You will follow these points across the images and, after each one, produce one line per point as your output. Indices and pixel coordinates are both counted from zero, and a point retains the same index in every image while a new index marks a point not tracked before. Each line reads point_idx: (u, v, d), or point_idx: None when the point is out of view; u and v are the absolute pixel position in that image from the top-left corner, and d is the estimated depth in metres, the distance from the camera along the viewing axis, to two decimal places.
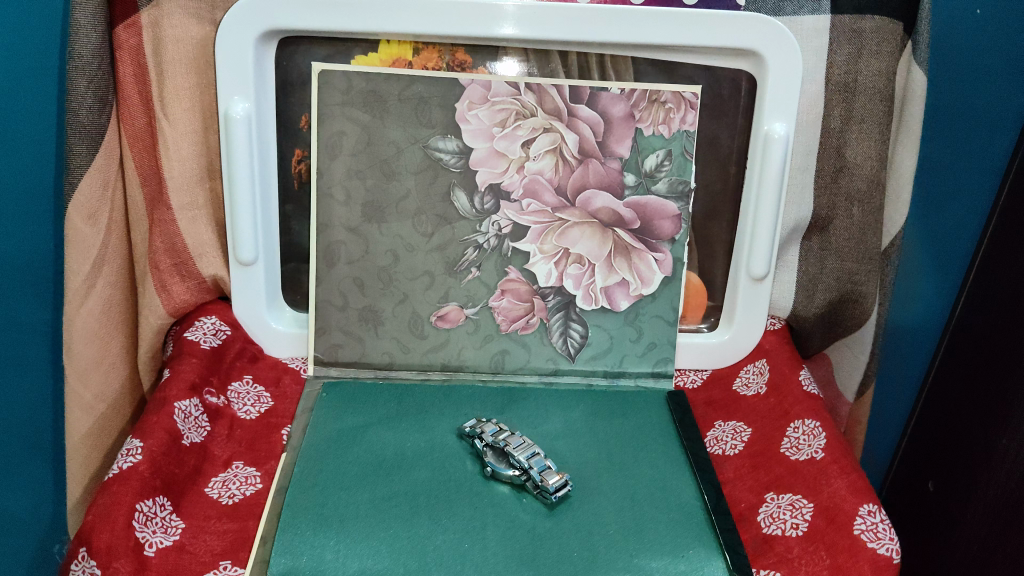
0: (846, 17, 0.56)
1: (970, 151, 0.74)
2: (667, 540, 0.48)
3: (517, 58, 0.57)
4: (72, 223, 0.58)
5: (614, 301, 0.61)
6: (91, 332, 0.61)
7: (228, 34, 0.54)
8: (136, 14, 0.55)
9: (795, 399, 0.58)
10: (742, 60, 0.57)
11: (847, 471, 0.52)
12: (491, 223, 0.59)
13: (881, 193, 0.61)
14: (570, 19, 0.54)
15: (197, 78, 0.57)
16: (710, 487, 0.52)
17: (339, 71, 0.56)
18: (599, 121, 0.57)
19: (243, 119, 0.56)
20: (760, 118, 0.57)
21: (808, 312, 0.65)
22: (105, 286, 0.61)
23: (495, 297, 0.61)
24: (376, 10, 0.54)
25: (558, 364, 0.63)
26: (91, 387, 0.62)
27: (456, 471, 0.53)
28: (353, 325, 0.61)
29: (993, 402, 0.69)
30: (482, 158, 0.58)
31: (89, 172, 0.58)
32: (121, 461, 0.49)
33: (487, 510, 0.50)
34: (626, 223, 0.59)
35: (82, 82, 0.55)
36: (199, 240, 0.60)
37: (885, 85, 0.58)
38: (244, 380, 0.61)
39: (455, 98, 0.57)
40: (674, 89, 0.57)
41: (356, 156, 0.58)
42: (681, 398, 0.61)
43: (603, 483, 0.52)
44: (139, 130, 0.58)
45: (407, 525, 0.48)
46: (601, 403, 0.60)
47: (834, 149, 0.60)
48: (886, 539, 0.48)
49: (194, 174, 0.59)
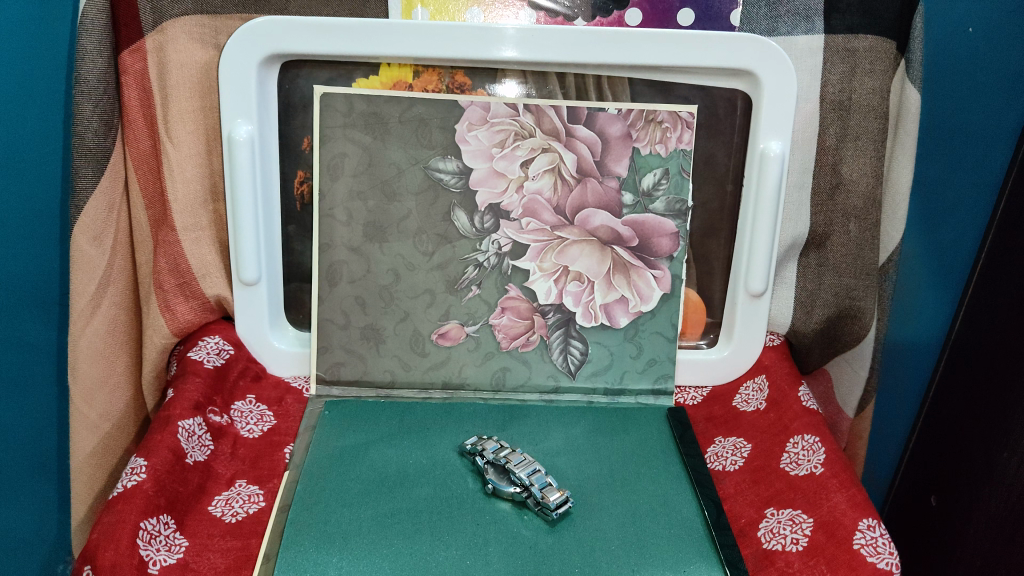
0: (839, 37, 0.57)
1: (967, 167, 0.74)
2: (668, 556, 0.49)
3: (516, 80, 0.58)
4: (78, 245, 0.59)
5: (614, 318, 0.62)
6: (96, 352, 0.62)
7: (232, 59, 0.55)
8: (141, 39, 0.56)
9: (795, 414, 0.59)
10: (737, 80, 0.58)
11: (846, 485, 0.52)
12: (491, 241, 0.60)
13: (876, 209, 0.61)
14: (566, 40, 0.55)
15: (200, 101, 0.57)
16: (710, 503, 0.53)
17: (341, 94, 0.57)
18: (596, 141, 0.58)
19: (246, 141, 0.56)
20: (756, 136, 0.58)
21: (807, 328, 0.65)
22: (110, 306, 0.62)
23: (496, 314, 0.62)
24: (377, 33, 0.55)
25: (559, 382, 0.63)
26: (96, 407, 0.63)
27: (458, 488, 0.53)
28: (356, 343, 0.62)
29: (994, 416, 0.69)
30: (482, 178, 0.59)
31: (95, 194, 0.59)
32: (126, 480, 0.49)
33: (488, 526, 0.50)
34: (624, 240, 0.60)
35: (88, 106, 0.57)
36: (202, 260, 0.61)
37: (879, 102, 0.58)
38: (247, 399, 0.61)
39: (455, 119, 0.58)
40: (671, 109, 0.58)
41: (358, 177, 0.59)
42: (681, 415, 0.61)
43: (604, 499, 0.53)
44: (143, 153, 0.59)
45: (409, 542, 0.49)
46: (601, 420, 0.61)
47: (830, 166, 0.60)
48: (886, 554, 0.48)
49: (198, 196, 0.60)
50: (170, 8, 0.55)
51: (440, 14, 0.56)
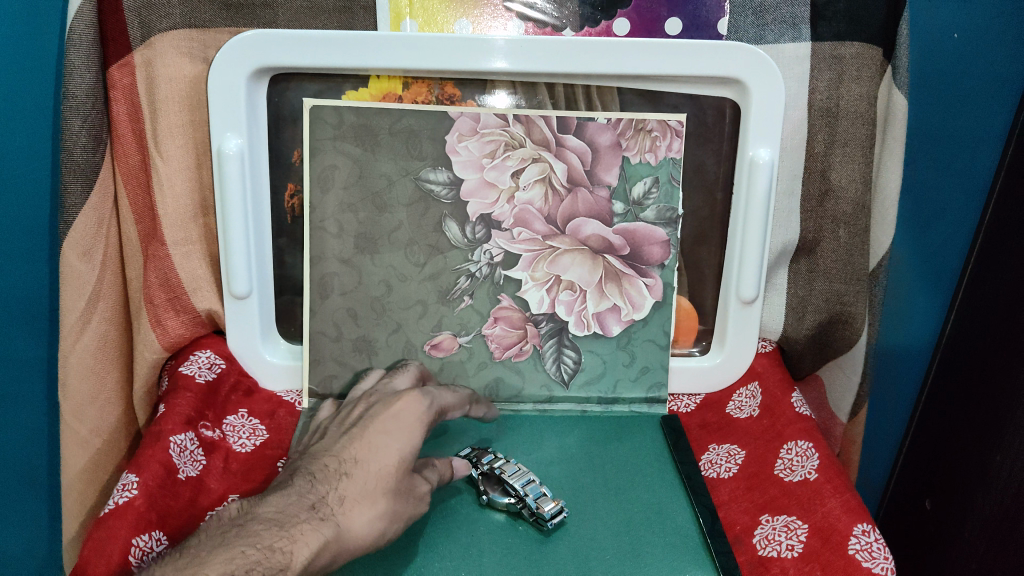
0: (826, 44, 0.57)
1: (955, 172, 0.75)
2: (662, 564, 0.49)
3: (506, 91, 0.58)
4: (67, 260, 0.59)
5: (607, 327, 0.62)
6: (87, 367, 0.61)
7: (219, 73, 0.55)
8: (130, 53, 0.56)
9: (788, 421, 0.59)
10: (725, 88, 0.58)
11: (840, 491, 0.53)
12: (482, 252, 0.60)
13: (866, 215, 0.61)
14: (554, 50, 0.55)
15: (189, 115, 0.57)
16: (705, 510, 0.52)
17: (329, 106, 0.57)
18: (586, 151, 0.58)
19: (235, 154, 0.56)
20: (744, 143, 0.58)
21: (798, 334, 0.66)
22: (100, 322, 0.61)
23: (488, 324, 0.61)
24: (365, 46, 0.55)
25: (552, 392, 0.63)
26: (87, 423, 0.62)
27: (453, 500, 0.53)
28: (348, 355, 0.61)
29: (988, 419, 0.69)
30: (473, 188, 0.59)
31: (84, 210, 0.58)
32: (117, 496, 0.49)
33: (485, 538, 0.50)
34: (615, 249, 0.60)
35: (76, 121, 0.56)
36: (193, 274, 0.61)
37: (867, 109, 0.59)
38: (239, 413, 0.61)
39: (445, 130, 0.58)
40: (660, 118, 0.58)
41: (348, 189, 0.59)
42: (675, 424, 0.62)
43: (599, 508, 0.53)
44: (133, 167, 0.59)
45: (404, 555, 0.48)
46: (595, 430, 0.61)
47: (819, 173, 0.60)
48: (881, 558, 0.48)
49: (188, 211, 0.60)
50: (158, 22, 0.55)
51: (429, 26, 0.57)
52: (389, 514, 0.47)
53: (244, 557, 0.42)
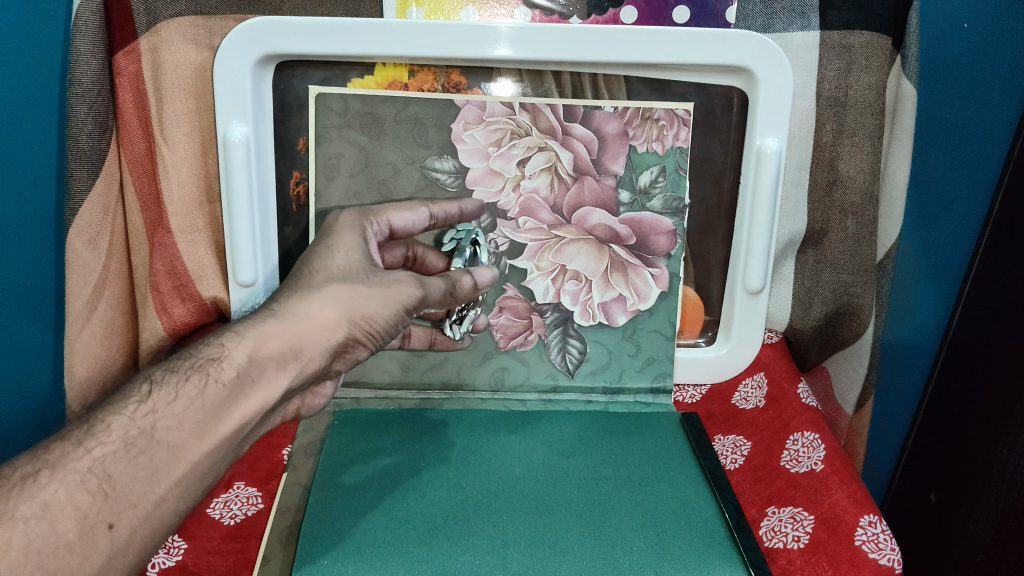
0: (835, 33, 0.57)
1: (963, 162, 0.74)
2: (689, 558, 0.47)
3: (511, 79, 0.58)
4: (73, 248, 0.58)
5: (612, 317, 0.62)
6: (93, 355, 0.61)
7: (225, 61, 0.55)
8: (136, 40, 0.56)
9: (794, 412, 0.60)
10: (733, 77, 0.57)
11: (847, 482, 0.53)
12: (488, 241, 0.60)
13: (874, 206, 0.61)
14: (559, 39, 0.54)
15: (195, 102, 0.57)
16: (730, 506, 0.51)
17: (336, 94, 0.57)
18: (593, 139, 0.58)
19: (241, 143, 0.56)
20: (752, 133, 0.58)
21: (805, 325, 0.66)
22: (106, 308, 0.61)
23: (494, 314, 0.61)
24: (370, 34, 0.54)
25: (558, 381, 0.63)
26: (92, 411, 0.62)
27: (471, 488, 0.52)
28: None
29: (995, 413, 0.69)
30: (478, 177, 0.58)
31: (90, 197, 0.58)
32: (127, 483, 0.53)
33: (502, 517, 0.50)
34: (622, 239, 0.60)
35: (82, 108, 0.56)
36: (199, 262, 0.61)
37: (876, 98, 0.58)
38: None
39: (451, 118, 0.58)
40: (667, 107, 0.58)
41: (354, 177, 0.59)
42: (695, 419, 0.60)
43: (623, 499, 0.51)
44: (139, 155, 0.59)
45: (427, 549, 0.47)
46: (613, 423, 0.59)
47: (827, 162, 0.60)
48: (887, 549, 0.48)
49: (194, 198, 0.60)
50: (164, 9, 0.55)
51: (435, 13, 0.56)
52: (332, 303, 0.48)
53: (178, 364, 0.45)
